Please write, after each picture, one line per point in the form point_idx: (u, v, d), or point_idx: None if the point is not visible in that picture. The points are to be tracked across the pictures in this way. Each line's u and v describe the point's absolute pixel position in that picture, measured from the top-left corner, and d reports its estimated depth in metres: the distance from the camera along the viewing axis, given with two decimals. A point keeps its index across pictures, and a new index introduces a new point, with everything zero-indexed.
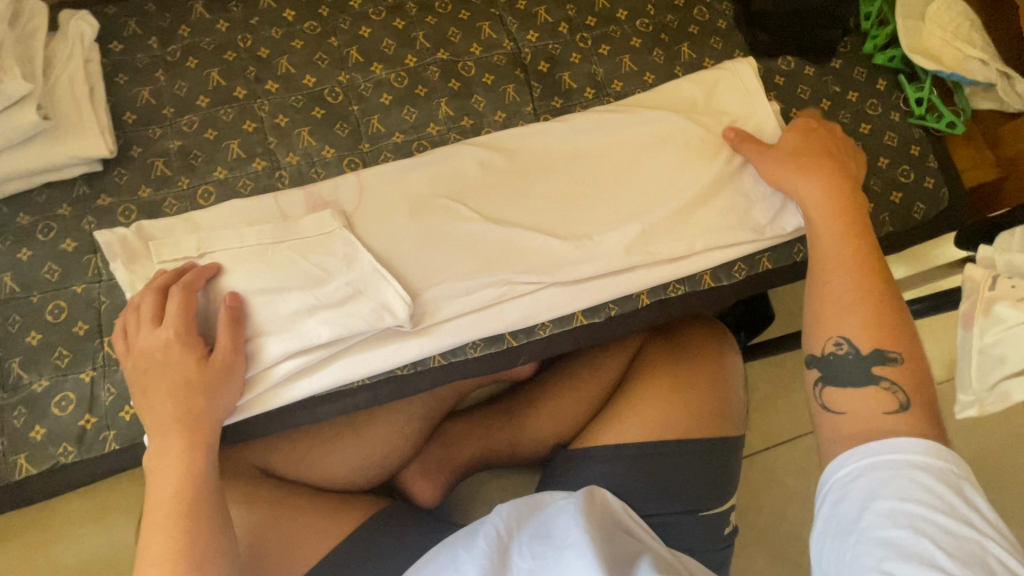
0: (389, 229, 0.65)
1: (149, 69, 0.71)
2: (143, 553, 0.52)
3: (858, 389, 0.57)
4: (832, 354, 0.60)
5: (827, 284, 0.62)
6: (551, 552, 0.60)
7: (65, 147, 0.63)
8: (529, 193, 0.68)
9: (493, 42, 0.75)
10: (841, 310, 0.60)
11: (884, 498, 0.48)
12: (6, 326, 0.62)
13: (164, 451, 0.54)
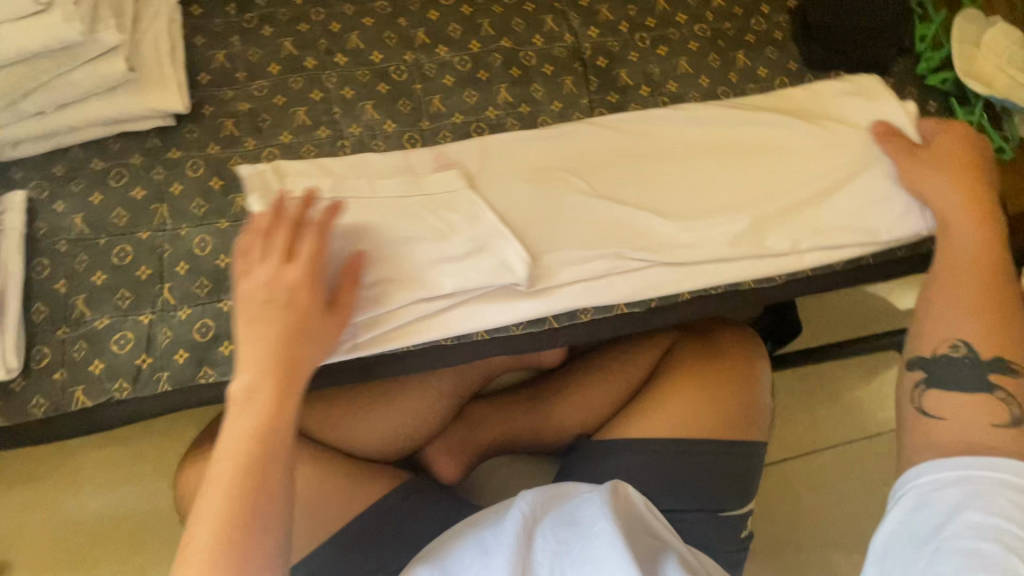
0: (509, 193, 0.68)
1: (226, 33, 0.74)
2: (201, 501, 0.49)
3: (970, 394, 0.60)
4: (946, 357, 0.63)
5: (955, 287, 0.65)
6: (578, 544, 0.61)
7: (145, 99, 0.66)
8: (644, 172, 0.71)
9: (555, 34, 0.77)
10: (962, 314, 0.63)
11: (970, 511, 0.52)
12: (74, 264, 0.64)
13: (250, 383, 0.52)
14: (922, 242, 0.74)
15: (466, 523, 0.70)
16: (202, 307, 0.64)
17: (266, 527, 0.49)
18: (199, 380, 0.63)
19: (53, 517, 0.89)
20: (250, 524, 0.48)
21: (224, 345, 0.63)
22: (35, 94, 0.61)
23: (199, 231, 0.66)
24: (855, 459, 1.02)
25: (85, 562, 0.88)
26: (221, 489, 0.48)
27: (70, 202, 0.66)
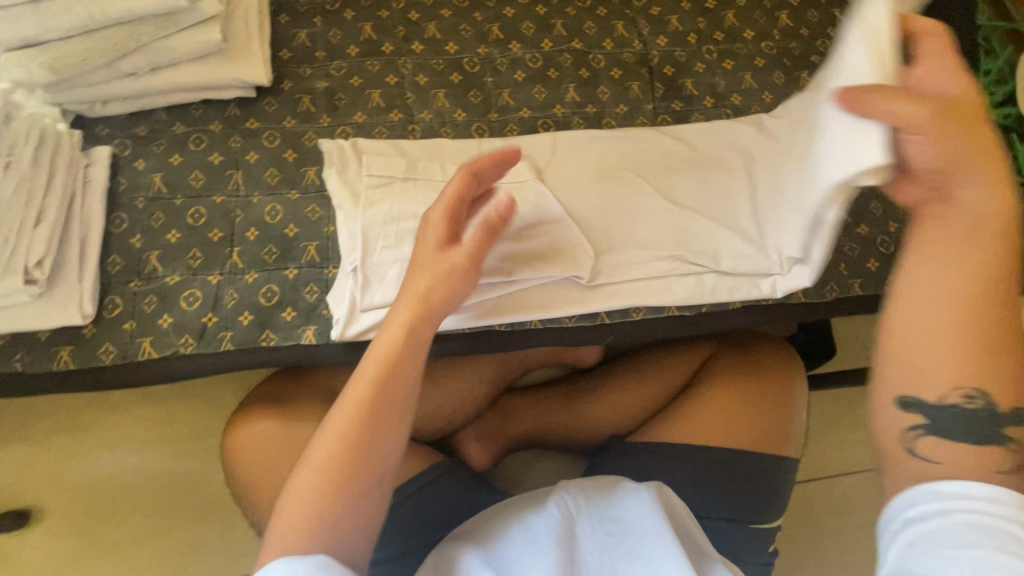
0: (577, 191, 0.70)
1: (310, 14, 0.76)
2: (336, 405, 0.52)
3: (960, 445, 0.48)
4: (957, 406, 0.47)
5: (958, 319, 0.47)
6: (623, 540, 0.63)
7: (232, 69, 0.68)
8: (709, 181, 0.72)
9: (625, 40, 0.79)
10: (985, 354, 0.47)
11: (965, 543, 0.43)
12: (150, 221, 0.67)
13: (400, 325, 0.54)
14: None
15: (502, 505, 0.72)
16: (269, 273, 0.66)
17: (377, 469, 0.50)
18: (261, 343, 0.64)
19: (90, 469, 0.92)
20: (360, 462, 0.50)
21: (287, 311, 0.65)
22: (134, 55, 0.64)
23: (271, 199, 0.69)
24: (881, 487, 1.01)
25: (118, 516, 0.91)
26: (348, 418, 0.51)
27: (151, 161, 0.68)
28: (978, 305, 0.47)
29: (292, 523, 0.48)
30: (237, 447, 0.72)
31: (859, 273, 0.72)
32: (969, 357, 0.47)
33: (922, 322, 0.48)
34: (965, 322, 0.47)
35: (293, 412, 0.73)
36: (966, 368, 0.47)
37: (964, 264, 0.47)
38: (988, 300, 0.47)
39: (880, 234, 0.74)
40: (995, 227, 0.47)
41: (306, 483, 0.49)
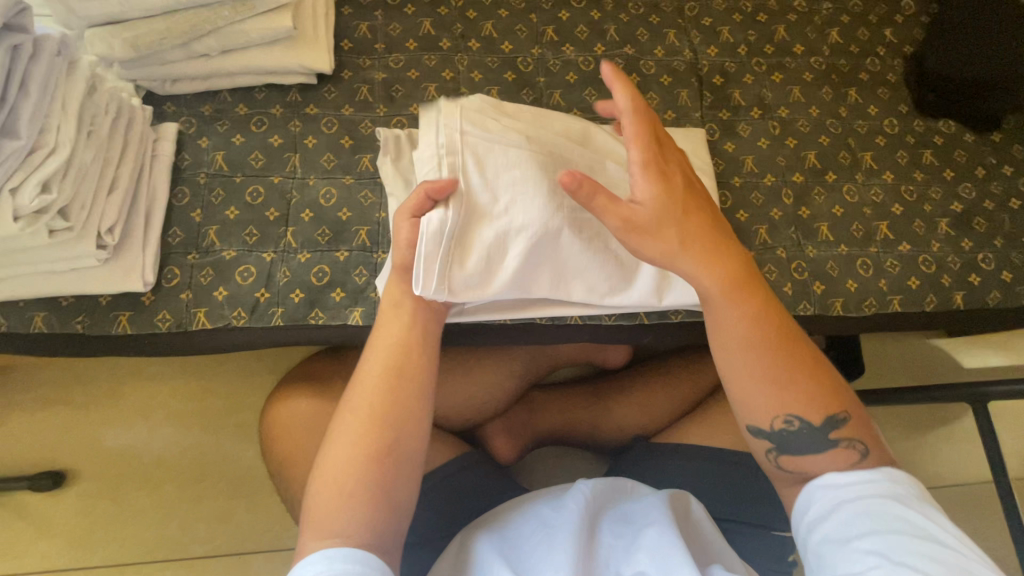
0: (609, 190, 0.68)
1: (371, 7, 0.79)
2: (346, 405, 0.56)
3: (814, 455, 0.54)
4: (786, 431, 0.55)
5: (746, 362, 0.55)
6: (632, 535, 0.65)
7: (297, 55, 0.71)
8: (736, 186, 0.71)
9: (675, 48, 0.81)
10: (773, 386, 0.54)
11: (875, 520, 0.49)
12: (210, 196, 0.69)
13: (396, 328, 0.59)
14: (1017, 296, 0.74)
15: (521, 498, 0.73)
16: (321, 254, 0.68)
17: (399, 462, 0.54)
18: (309, 321, 0.66)
19: (126, 435, 0.94)
20: (385, 446, 0.53)
21: (336, 292, 0.67)
22: (208, 38, 0.67)
23: (326, 182, 0.71)
24: None
25: (149, 483, 0.93)
26: (358, 420, 0.54)
27: (214, 139, 0.71)
28: (792, 346, 0.55)
29: (322, 518, 0.51)
30: (277, 422, 0.73)
31: (898, 290, 0.72)
32: (807, 394, 0.54)
33: (745, 384, 0.55)
34: (789, 364, 0.55)
35: (333, 392, 0.75)
36: (795, 397, 0.54)
37: (755, 339, 0.55)
38: (796, 347, 0.55)
39: (921, 253, 0.74)
40: (739, 289, 0.55)
41: (331, 477, 0.52)
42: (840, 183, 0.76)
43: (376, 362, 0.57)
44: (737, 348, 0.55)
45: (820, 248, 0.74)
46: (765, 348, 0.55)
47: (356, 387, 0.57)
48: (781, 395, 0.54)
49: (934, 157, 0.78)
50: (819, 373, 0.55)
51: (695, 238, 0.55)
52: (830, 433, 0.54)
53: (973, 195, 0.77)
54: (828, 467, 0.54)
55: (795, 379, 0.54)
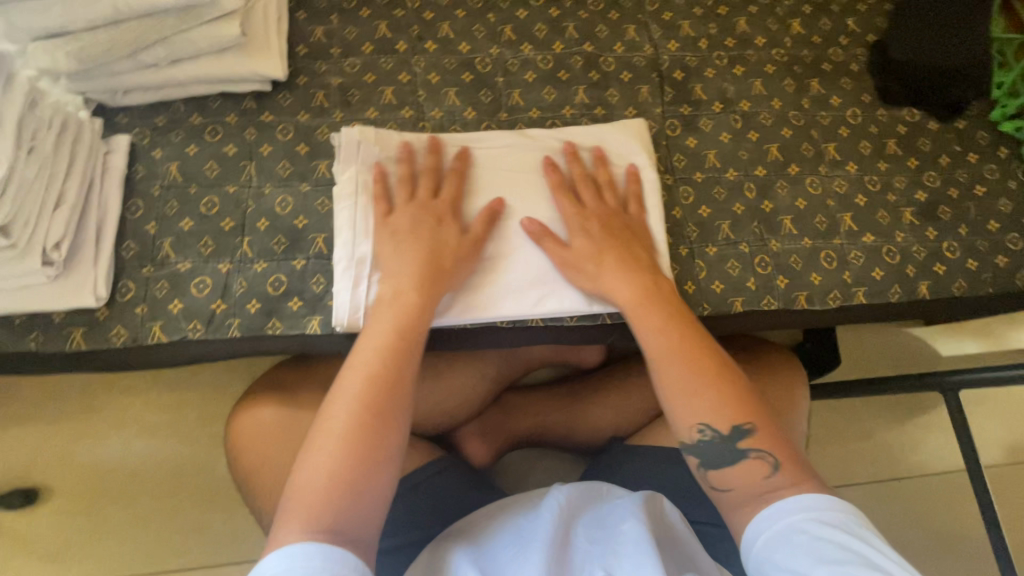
0: (527, 195, 0.70)
1: (326, 11, 0.78)
2: (333, 398, 0.56)
3: (734, 465, 0.57)
4: (699, 440, 0.58)
5: (664, 372, 0.60)
6: (605, 541, 0.63)
7: (250, 63, 0.70)
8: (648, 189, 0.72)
9: (635, 44, 0.80)
10: (689, 394, 0.58)
11: (819, 541, 0.49)
12: (165, 208, 0.68)
13: (394, 316, 0.60)
14: (982, 285, 0.73)
15: (497, 505, 0.73)
16: (278, 263, 0.67)
17: (384, 452, 0.53)
18: (267, 331, 0.66)
19: (99, 450, 0.94)
20: (372, 441, 0.53)
21: (294, 301, 0.66)
22: (155, 47, 0.66)
23: (282, 191, 0.70)
24: (883, 498, 1.00)
25: (124, 498, 0.92)
26: (342, 415, 0.54)
27: (168, 150, 0.70)
28: (700, 355, 0.60)
29: (305, 510, 0.50)
30: (242, 435, 0.73)
31: (862, 281, 0.72)
32: (712, 403, 0.58)
33: (670, 397, 0.59)
34: (698, 373, 0.59)
35: (299, 401, 0.75)
36: (705, 405, 0.58)
37: (670, 349, 0.60)
38: (710, 359, 0.60)
39: (886, 243, 0.74)
40: (652, 305, 0.63)
41: (310, 481, 0.51)
42: (803, 175, 0.76)
43: (369, 345, 0.58)
44: (657, 359, 0.61)
45: (784, 241, 0.73)
46: (677, 356, 0.60)
47: (340, 383, 0.56)
48: (691, 403, 0.58)
49: (898, 147, 0.78)
50: (728, 385, 0.59)
51: (614, 270, 0.65)
52: (739, 444, 0.57)
53: (937, 183, 0.76)
54: (747, 478, 0.56)
55: (704, 387, 0.58)
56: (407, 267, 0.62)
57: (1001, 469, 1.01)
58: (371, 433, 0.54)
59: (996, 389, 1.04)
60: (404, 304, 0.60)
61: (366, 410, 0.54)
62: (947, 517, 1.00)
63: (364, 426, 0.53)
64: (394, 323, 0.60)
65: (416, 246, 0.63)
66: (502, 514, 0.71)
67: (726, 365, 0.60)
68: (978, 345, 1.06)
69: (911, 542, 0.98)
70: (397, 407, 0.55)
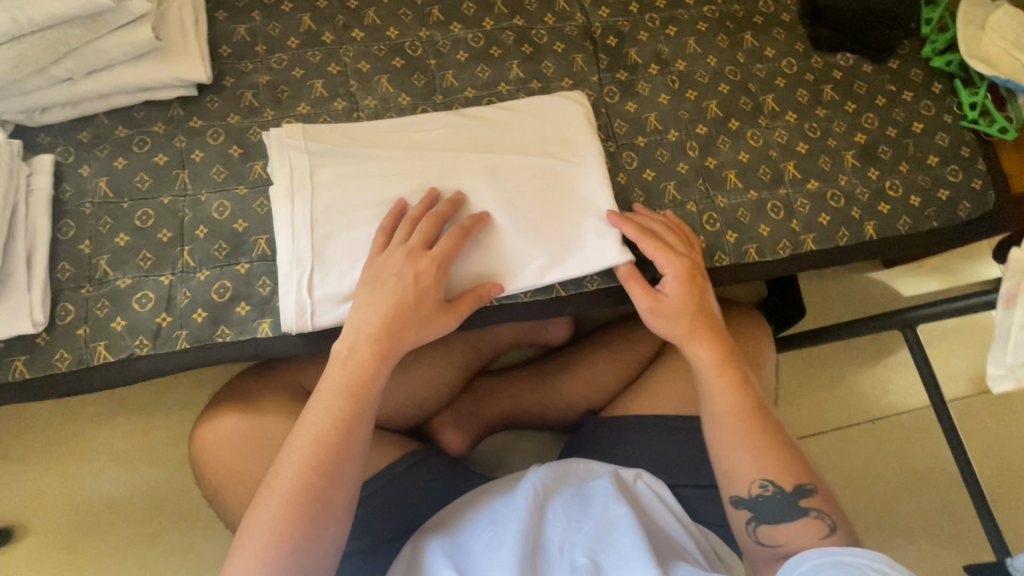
0: (463, 169, 0.69)
1: (247, 9, 0.75)
2: (268, 486, 0.56)
3: (791, 523, 0.61)
4: (759, 496, 0.62)
5: (726, 427, 0.65)
6: (586, 521, 0.64)
7: (170, 68, 0.68)
8: (580, 151, 0.71)
9: (567, 14, 0.79)
10: (750, 451, 0.63)
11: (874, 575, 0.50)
12: (98, 226, 0.66)
13: (335, 400, 0.59)
14: (926, 220, 0.74)
15: (473, 493, 0.72)
16: (221, 269, 0.66)
17: (330, 510, 0.56)
18: (216, 339, 0.65)
19: (71, 482, 0.92)
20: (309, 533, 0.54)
21: (242, 306, 0.65)
22: (67, 60, 0.63)
23: (218, 196, 0.68)
24: (859, 441, 1.03)
25: (102, 527, 0.91)
26: (289, 478, 0.56)
27: (95, 166, 0.68)
28: (762, 415, 0.65)
29: None
30: (207, 448, 0.72)
31: (810, 228, 0.73)
32: (778, 461, 0.62)
33: (732, 452, 0.63)
34: (761, 434, 0.64)
35: (262, 408, 0.73)
36: (770, 462, 0.62)
37: (739, 412, 0.65)
38: (768, 420, 0.65)
39: (830, 188, 0.74)
40: (726, 368, 0.67)
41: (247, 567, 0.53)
42: (743, 129, 0.76)
43: (305, 436, 0.58)
44: (726, 416, 0.65)
45: (730, 196, 0.73)
46: (748, 419, 0.64)
47: (289, 447, 0.58)
48: (756, 462, 0.63)
49: (834, 92, 0.78)
50: (785, 446, 0.64)
51: (698, 330, 0.67)
52: (800, 502, 0.61)
53: (876, 125, 0.77)
54: (795, 536, 0.60)
55: (762, 445, 0.63)
56: (377, 321, 0.61)
57: (970, 400, 1.03)
58: (319, 494, 0.56)
59: (958, 322, 1.07)
60: (360, 363, 0.61)
61: (306, 485, 0.55)
62: (921, 452, 1.02)
63: (310, 487, 0.55)
64: (346, 381, 0.60)
65: (388, 291, 0.61)
66: (479, 507, 0.69)
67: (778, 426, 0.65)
68: (937, 283, 1.07)
69: (888, 480, 1.01)
70: (334, 501, 0.56)
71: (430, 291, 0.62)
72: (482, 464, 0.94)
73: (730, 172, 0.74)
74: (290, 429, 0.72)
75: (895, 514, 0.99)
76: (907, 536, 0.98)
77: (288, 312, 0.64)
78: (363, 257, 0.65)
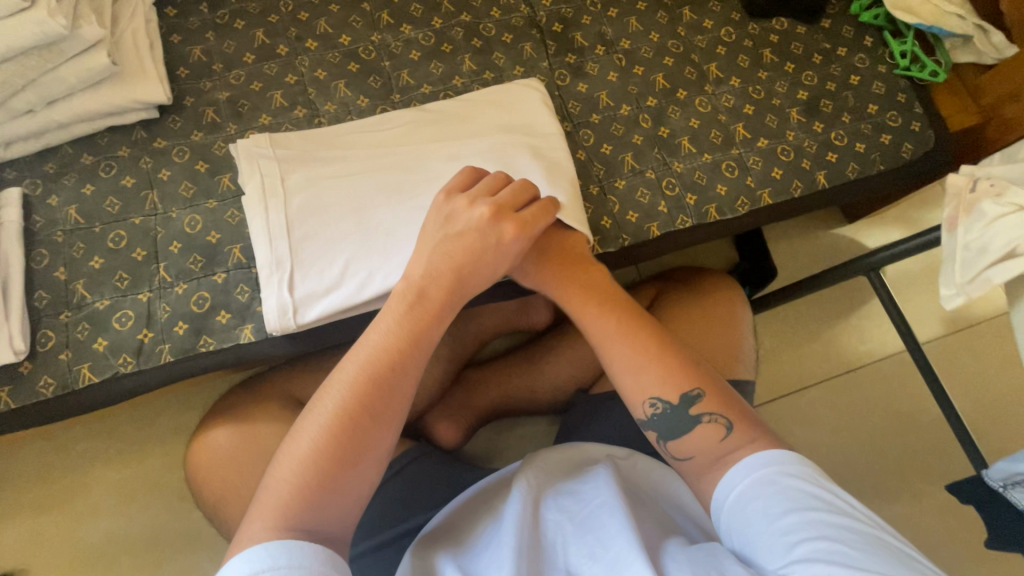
0: (426, 158, 0.71)
1: (200, 30, 0.77)
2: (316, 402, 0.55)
3: (691, 433, 0.60)
4: (653, 413, 0.61)
5: (608, 345, 0.63)
6: (578, 508, 0.63)
7: (129, 91, 0.69)
8: (536, 131, 0.73)
9: (511, 6, 0.82)
10: (635, 369, 0.61)
11: (791, 483, 0.53)
12: (71, 252, 0.67)
13: (398, 322, 0.58)
14: (873, 164, 0.78)
15: (475, 498, 0.70)
16: (198, 281, 0.67)
17: (366, 458, 0.54)
18: (199, 349, 0.65)
19: (68, 520, 0.91)
20: (349, 457, 0.53)
21: (221, 314, 0.66)
22: (26, 92, 0.65)
23: (189, 211, 0.70)
24: (843, 391, 1.06)
25: (103, 561, 0.90)
26: (319, 421, 0.54)
27: (63, 195, 0.69)
28: (641, 334, 0.62)
29: (274, 511, 0.50)
30: (202, 464, 0.72)
31: (764, 184, 0.76)
32: (662, 376, 0.60)
33: (618, 371, 0.62)
34: (638, 351, 0.61)
35: (254, 417, 0.74)
36: (654, 381, 0.60)
37: (614, 335, 0.63)
38: (648, 336, 0.62)
39: (780, 144, 0.78)
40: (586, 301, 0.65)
41: (283, 485, 0.51)
42: (691, 98, 0.79)
43: (355, 359, 0.57)
44: (600, 344, 0.63)
45: (685, 161, 0.76)
46: (620, 339, 0.62)
47: (331, 382, 0.56)
48: (640, 380, 0.61)
49: (773, 55, 0.82)
50: (670, 356, 0.61)
51: (547, 275, 0.66)
52: (692, 411, 0.60)
53: (816, 80, 0.81)
54: (701, 445, 0.60)
55: (645, 364, 0.61)
56: (448, 264, 0.60)
57: (944, 339, 1.07)
58: (355, 440, 0.53)
59: (925, 266, 1.10)
60: (422, 310, 0.59)
61: (355, 407, 0.54)
62: (903, 395, 1.05)
63: (341, 435, 0.53)
64: (390, 330, 0.58)
65: (462, 241, 0.60)
66: (484, 513, 0.67)
67: (671, 356, 0.61)
68: (899, 231, 1.11)
69: (875, 426, 1.03)
70: (383, 421, 0.55)
71: (511, 245, 0.61)
72: (480, 455, 0.95)
73: (687, 140, 0.77)
74: (280, 434, 0.72)
75: (886, 458, 1.01)
76: (900, 478, 1.00)
77: (273, 315, 0.65)
78: (341, 255, 0.66)
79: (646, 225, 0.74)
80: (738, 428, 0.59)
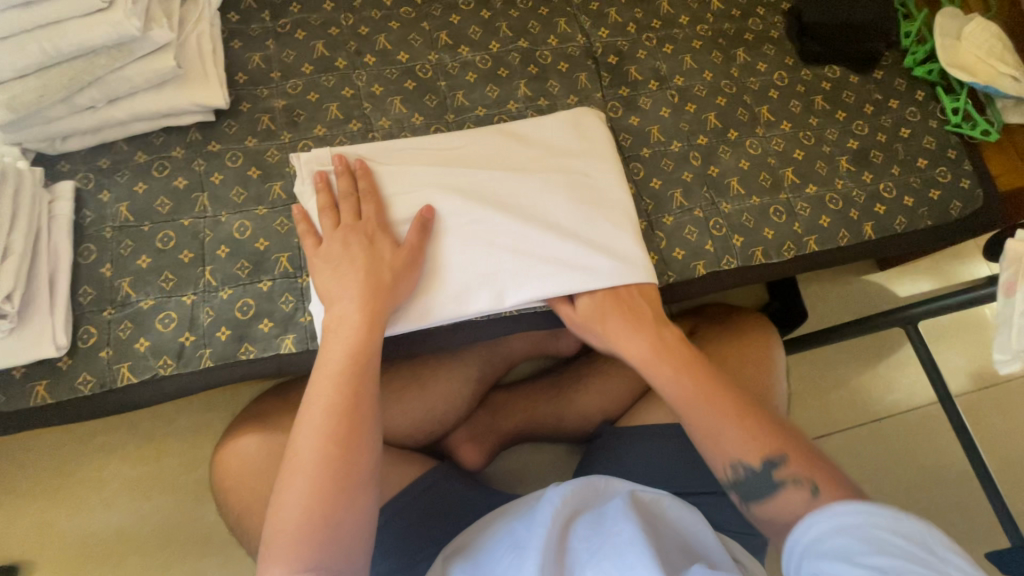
0: (469, 175, 0.70)
1: (261, 38, 0.78)
2: (297, 428, 0.55)
3: (778, 499, 0.56)
4: (736, 478, 0.58)
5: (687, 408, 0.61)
6: (602, 543, 0.59)
7: (189, 94, 0.70)
8: (589, 168, 0.73)
9: (568, 35, 0.83)
10: (718, 440, 0.59)
11: (873, 520, 0.45)
12: (119, 249, 0.67)
13: (350, 341, 0.58)
14: (920, 219, 0.78)
15: (496, 521, 0.68)
16: (243, 287, 0.67)
17: (359, 478, 0.53)
18: (240, 356, 0.65)
19: (80, 515, 0.90)
20: (338, 483, 0.52)
21: (264, 323, 0.66)
22: (90, 88, 0.65)
23: (239, 216, 0.69)
24: (867, 440, 1.04)
25: (110, 560, 0.88)
26: (307, 448, 0.53)
27: (115, 191, 0.69)
28: (716, 387, 0.61)
29: (279, 546, 0.50)
30: (230, 472, 0.71)
31: (811, 230, 0.76)
32: (744, 438, 0.58)
33: (705, 436, 0.59)
34: (722, 413, 0.59)
35: (282, 426, 0.73)
36: (737, 443, 0.58)
37: (689, 395, 0.61)
38: (724, 395, 0.60)
39: (828, 192, 0.78)
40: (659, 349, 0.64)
41: (286, 517, 0.51)
42: (742, 139, 0.79)
43: (326, 382, 0.56)
44: (679, 409, 0.61)
45: (734, 202, 0.76)
46: (700, 400, 0.60)
47: (308, 405, 0.56)
48: (721, 449, 0.58)
49: (827, 102, 0.82)
50: (748, 412, 0.59)
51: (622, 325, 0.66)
52: (775, 474, 0.57)
53: (867, 131, 0.81)
54: (787, 506, 0.56)
55: (726, 427, 0.59)
56: (357, 280, 0.60)
57: (973, 395, 1.06)
58: (341, 465, 0.53)
59: (955, 320, 1.10)
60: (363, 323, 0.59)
61: (333, 428, 0.54)
62: (928, 449, 1.04)
63: (330, 458, 0.53)
64: (345, 350, 0.58)
65: (352, 258, 0.61)
66: (504, 534, 0.65)
67: (758, 419, 0.59)
68: (930, 283, 1.11)
69: (898, 478, 1.02)
70: (359, 440, 0.55)
71: (374, 258, 0.62)
72: (499, 479, 0.94)
73: (739, 182, 0.77)
74: None
75: (908, 511, 1.00)
76: None
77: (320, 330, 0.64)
78: None
79: (693, 263, 0.73)
80: (825, 491, 0.55)
